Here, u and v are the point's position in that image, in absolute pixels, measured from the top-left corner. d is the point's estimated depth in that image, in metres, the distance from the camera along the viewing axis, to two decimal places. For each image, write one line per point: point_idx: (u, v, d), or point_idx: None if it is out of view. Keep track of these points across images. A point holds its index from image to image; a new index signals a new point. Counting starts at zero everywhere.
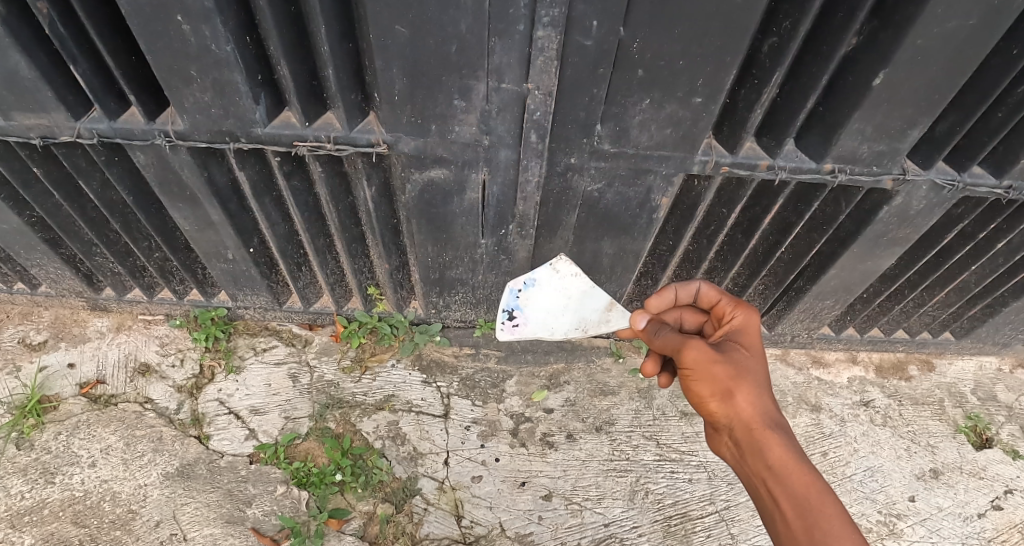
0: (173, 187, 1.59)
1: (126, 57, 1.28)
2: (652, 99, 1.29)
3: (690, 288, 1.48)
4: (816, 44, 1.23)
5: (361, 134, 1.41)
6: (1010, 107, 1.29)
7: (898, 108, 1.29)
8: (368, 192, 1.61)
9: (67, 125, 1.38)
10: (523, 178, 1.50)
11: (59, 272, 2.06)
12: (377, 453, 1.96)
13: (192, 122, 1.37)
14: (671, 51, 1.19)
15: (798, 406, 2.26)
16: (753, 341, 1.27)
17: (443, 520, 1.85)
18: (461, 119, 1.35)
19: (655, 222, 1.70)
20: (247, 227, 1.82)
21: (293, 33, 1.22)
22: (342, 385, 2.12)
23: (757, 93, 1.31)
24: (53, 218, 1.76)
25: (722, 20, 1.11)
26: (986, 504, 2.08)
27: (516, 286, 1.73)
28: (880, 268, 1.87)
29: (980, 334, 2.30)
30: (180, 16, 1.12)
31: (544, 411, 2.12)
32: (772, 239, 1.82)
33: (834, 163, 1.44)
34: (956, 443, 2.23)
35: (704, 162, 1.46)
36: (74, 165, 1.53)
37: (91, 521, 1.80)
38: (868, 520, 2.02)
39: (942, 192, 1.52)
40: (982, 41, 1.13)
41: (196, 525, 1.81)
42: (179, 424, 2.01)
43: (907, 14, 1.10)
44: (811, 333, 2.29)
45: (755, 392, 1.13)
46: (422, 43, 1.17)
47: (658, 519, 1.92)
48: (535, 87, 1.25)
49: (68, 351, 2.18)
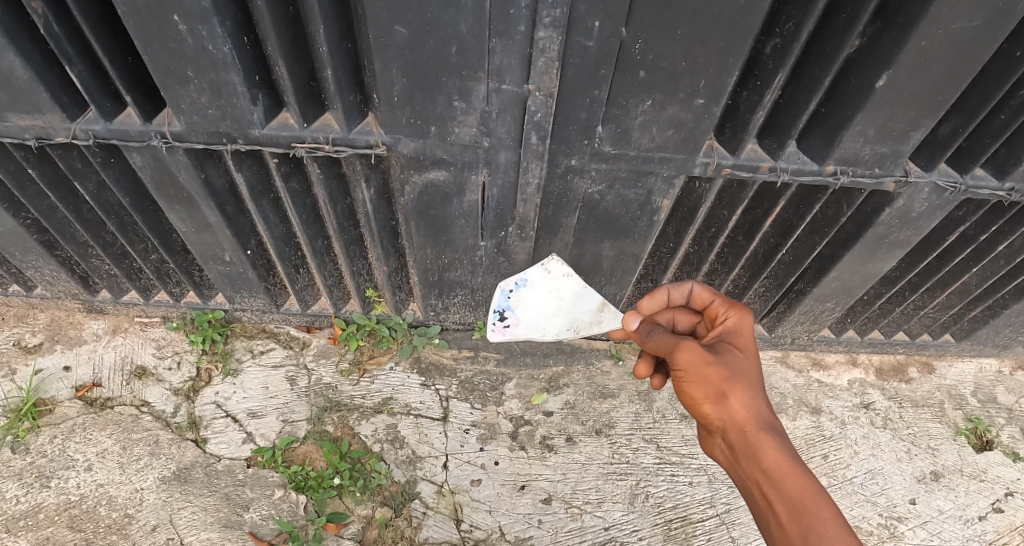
0: (170, 189, 1.58)
1: (121, 57, 1.26)
2: (653, 101, 1.28)
3: (682, 289, 1.47)
4: (819, 45, 1.23)
5: (360, 136, 1.40)
6: (1013, 109, 1.29)
7: (900, 110, 1.28)
8: (367, 193, 1.59)
9: (62, 126, 1.36)
10: (523, 180, 1.49)
11: (54, 274, 2.04)
12: (376, 457, 1.95)
13: (188, 123, 1.36)
14: (673, 53, 1.18)
15: (798, 408, 2.25)
16: (746, 342, 1.26)
17: (442, 525, 1.84)
18: (461, 121, 1.34)
19: (655, 225, 1.69)
20: (244, 229, 1.80)
21: (290, 33, 1.20)
22: (339, 388, 2.11)
23: (759, 95, 1.30)
24: (48, 220, 1.75)
25: (725, 21, 1.11)
26: (986, 507, 2.08)
27: (507, 286, 1.73)
28: (880, 271, 1.86)
29: (980, 336, 2.29)
30: (176, 16, 1.11)
31: (543, 414, 2.11)
32: (773, 241, 1.81)
33: (835, 166, 1.43)
34: (956, 446, 2.23)
35: (705, 164, 1.45)
36: (69, 166, 1.52)
37: (87, 525, 1.78)
38: (868, 523, 2.01)
39: (944, 195, 1.52)
40: (985, 44, 1.13)
41: (193, 529, 1.79)
42: (176, 427, 2.00)
43: (910, 16, 1.09)
44: (811, 335, 2.28)
45: (749, 394, 1.12)
46: (421, 44, 1.16)
47: (658, 522, 1.91)
48: (536, 88, 1.24)
49: (64, 354, 2.16)
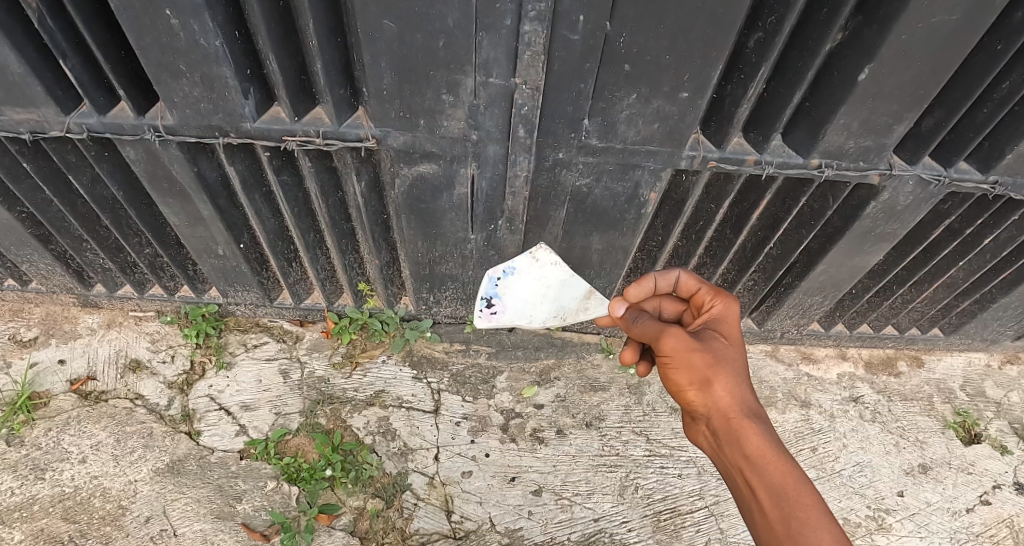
0: (163, 182, 1.59)
1: (115, 51, 1.28)
2: (639, 94, 1.30)
3: (669, 277, 1.48)
4: (802, 39, 1.24)
5: (350, 129, 1.41)
6: (995, 102, 1.31)
7: (883, 103, 1.30)
8: (357, 187, 1.61)
9: (57, 119, 1.38)
10: (512, 173, 1.51)
11: (49, 269, 2.06)
12: (367, 449, 1.96)
13: (181, 117, 1.38)
14: (657, 47, 1.20)
15: (787, 402, 2.27)
16: (732, 330, 1.28)
17: (433, 515, 1.86)
18: (450, 114, 1.36)
19: (644, 218, 1.71)
20: (237, 222, 1.82)
21: (282, 27, 1.22)
22: (332, 381, 2.13)
23: (744, 88, 1.32)
24: (43, 215, 1.76)
25: (708, 15, 1.12)
26: (974, 499, 2.10)
27: (494, 273, 1.71)
28: (867, 264, 1.88)
29: (969, 330, 2.31)
30: (169, 11, 1.12)
31: (534, 407, 2.12)
32: (760, 235, 1.83)
33: (821, 158, 1.45)
34: (945, 438, 2.25)
35: (692, 157, 1.46)
36: (64, 160, 1.54)
37: (82, 516, 1.80)
38: (856, 515, 2.03)
39: (928, 187, 1.53)
40: (965, 38, 1.15)
41: (186, 520, 1.81)
42: (170, 420, 2.01)
43: (890, 9, 1.11)
44: (800, 329, 2.30)
45: (733, 381, 1.15)
46: (409, 37, 1.18)
47: (647, 514, 1.93)
48: (522, 82, 1.26)
49: (58, 348, 2.18)
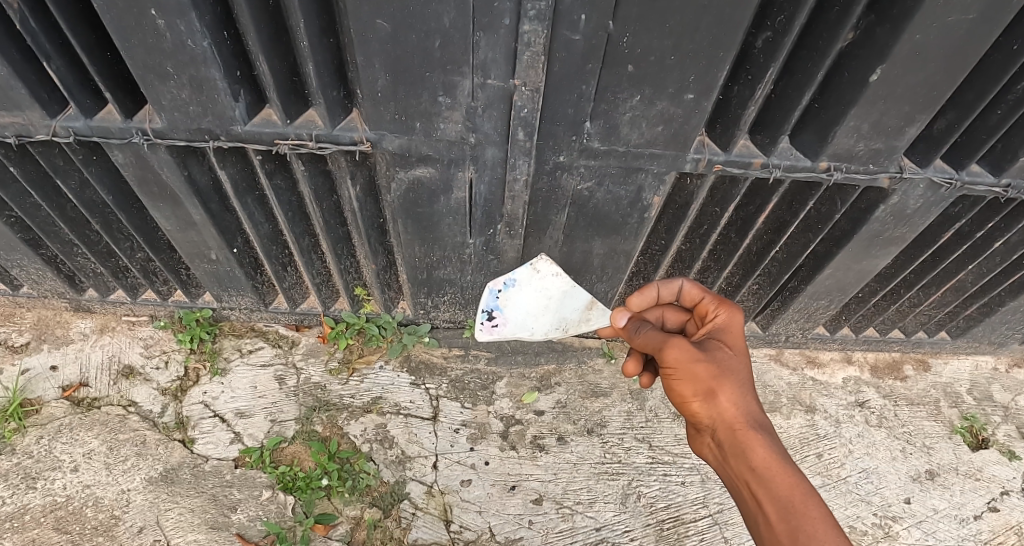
0: (153, 187, 1.55)
1: (100, 53, 1.23)
2: (642, 96, 1.26)
3: (672, 287, 1.46)
4: (811, 39, 1.20)
5: (343, 132, 1.36)
6: (1009, 104, 1.26)
7: (897, 103, 1.25)
8: (352, 191, 1.57)
9: (44, 123, 1.33)
10: (511, 176, 1.46)
11: (40, 273, 2.01)
12: (364, 457, 1.93)
13: (169, 120, 1.33)
14: (662, 47, 1.15)
15: (792, 407, 2.23)
16: (736, 339, 1.24)
17: (432, 526, 1.83)
18: (446, 116, 1.31)
19: (647, 222, 1.66)
20: (230, 226, 1.78)
21: (271, 27, 1.17)
22: (328, 387, 2.09)
23: (751, 89, 1.27)
24: (32, 218, 1.72)
25: (715, 13, 1.07)
26: (981, 506, 2.07)
27: (495, 285, 1.69)
28: (874, 268, 1.84)
29: (976, 333, 2.27)
30: (153, 11, 1.07)
31: (534, 414, 2.09)
32: (766, 238, 1.79)
33: (829, 162, 1.40)
34: (952, 444, 2.21)
35: (696, 161, 1.42)
36: (52, 164, 1.49)
37: (73, 527, 1.77)
38: (862, 522, 2.00)
39: (940, 191, 1.49)
40: (981, 37, 1.10)
41: (180, 530, 1.78)
42: (163, 427, 1.98)
43: (904, 8, 1.06)
44: (805, 332, 2.26)
45: (738, 392, 1.11)
46: (403, 38, 1.13)
47: (650, 523, 1.90)
48: (521, 83, 1.20)
49: (50, 354, 2.13)
